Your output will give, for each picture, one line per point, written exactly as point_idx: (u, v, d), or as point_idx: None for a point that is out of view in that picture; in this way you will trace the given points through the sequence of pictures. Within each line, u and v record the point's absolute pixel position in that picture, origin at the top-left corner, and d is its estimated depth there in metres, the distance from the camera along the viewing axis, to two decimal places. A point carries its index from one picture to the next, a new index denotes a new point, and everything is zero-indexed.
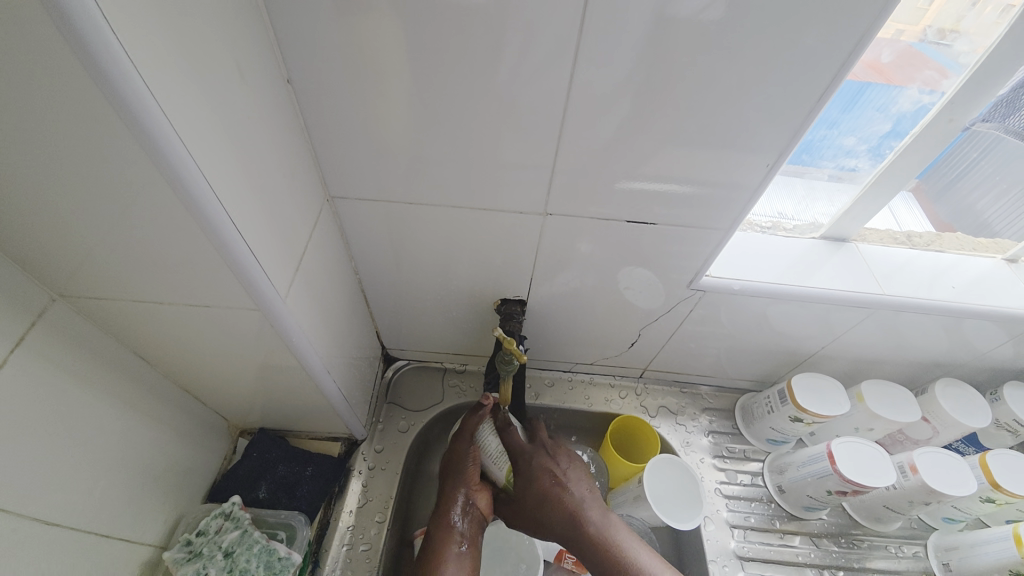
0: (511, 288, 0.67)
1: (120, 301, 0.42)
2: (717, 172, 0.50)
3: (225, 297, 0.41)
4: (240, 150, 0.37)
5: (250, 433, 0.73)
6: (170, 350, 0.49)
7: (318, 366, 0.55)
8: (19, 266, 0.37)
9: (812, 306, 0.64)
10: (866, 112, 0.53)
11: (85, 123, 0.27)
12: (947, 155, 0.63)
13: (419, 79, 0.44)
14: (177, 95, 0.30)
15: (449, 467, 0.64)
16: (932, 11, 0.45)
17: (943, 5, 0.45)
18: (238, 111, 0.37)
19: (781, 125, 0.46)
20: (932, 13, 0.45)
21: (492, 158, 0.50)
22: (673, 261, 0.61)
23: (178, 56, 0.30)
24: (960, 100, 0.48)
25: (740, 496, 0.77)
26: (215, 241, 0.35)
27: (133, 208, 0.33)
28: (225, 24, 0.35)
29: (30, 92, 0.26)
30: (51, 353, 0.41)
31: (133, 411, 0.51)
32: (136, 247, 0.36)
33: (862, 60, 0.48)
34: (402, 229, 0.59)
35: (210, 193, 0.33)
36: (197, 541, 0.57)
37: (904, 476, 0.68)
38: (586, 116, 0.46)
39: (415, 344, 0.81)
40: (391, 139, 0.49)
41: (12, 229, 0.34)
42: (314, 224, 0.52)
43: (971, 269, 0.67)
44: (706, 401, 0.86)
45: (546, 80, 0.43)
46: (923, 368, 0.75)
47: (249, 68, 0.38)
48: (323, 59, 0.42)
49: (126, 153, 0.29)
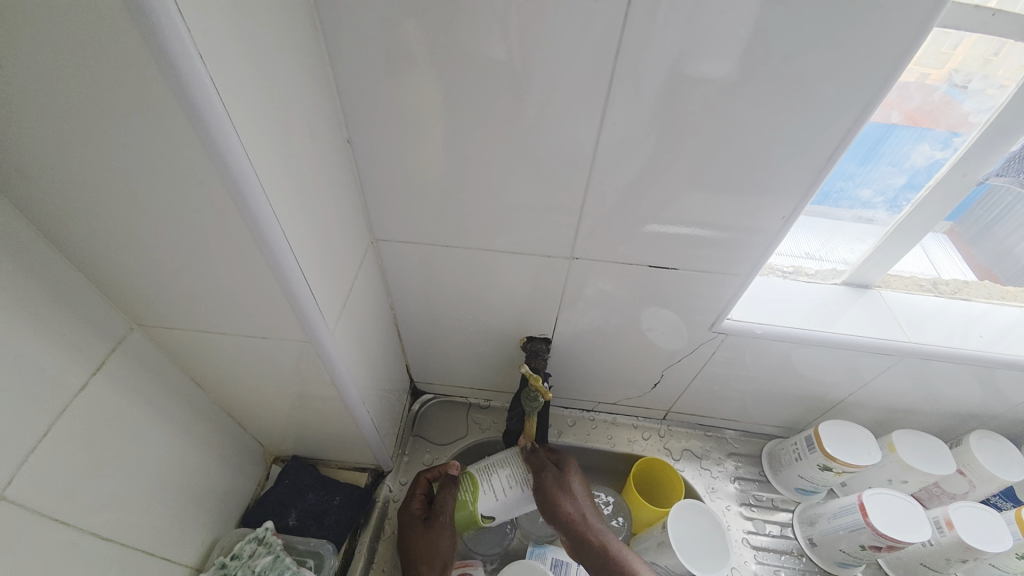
0: (536, 326, 0.70)
1: (187, 330, 0.46)
2: (737, 218, 0.53)
3: (279, 329, 0.45)
4: (305, 198, 0.42)
5: (282, 461, 0.75)
6: (222, 376, 0.53)
7: (353, 397, 0.58)
8: (110, 296, 0.42)
9: (838, 351, 0.64)
10: (879, 166, 0.56)
11: (191, 178, 0.33)
12: (979, 198, 0.64)
13: (460, 135, 0.49)
14: (261, 153, 0.35)
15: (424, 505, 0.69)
16: (958, 56, 0.46)
17: (969, 52, 0.45)
18: (306, 165, 0.42)
19: (797, 177, 0.49)
20: (958, 59, 0.46)
21: (522, 204, 0.54)
22: (694, 304, 0.63)
23: (267, 123, 0.36)
24: (973, 157, 0.50)
25: (769, 547, 0.74)
26: (278, 279, 0.40)
27: (214, 246, 0.37)
28: (301, 92, 0.41)
29: (148, 150, 0.31)
30: (123, 375, 0.45)
31: (184, 433, 0.54)
32: (211, 283, 0.41)
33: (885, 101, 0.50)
34: (436, 268, 0.63)
35: (282, 237, 0.38)
36: (231, 564, 0.58)
37: (940, 531, 0.64)
38: (610, 168, 0.50)
39: (441, 378, 0.83)
40: (430, 188, 0.54)
41: (112, 264, 0.39)
42: (359, 264, 0.56)
43: (1001, 318, 0.67)
44: (732, 446, 0.84)
45: (574, 136, 0.48)
46: (957, 418, 0.73)
47: (317, 128, 0.44)
48: (378, 120, 0.48)
49: (215, 199, 0.34)
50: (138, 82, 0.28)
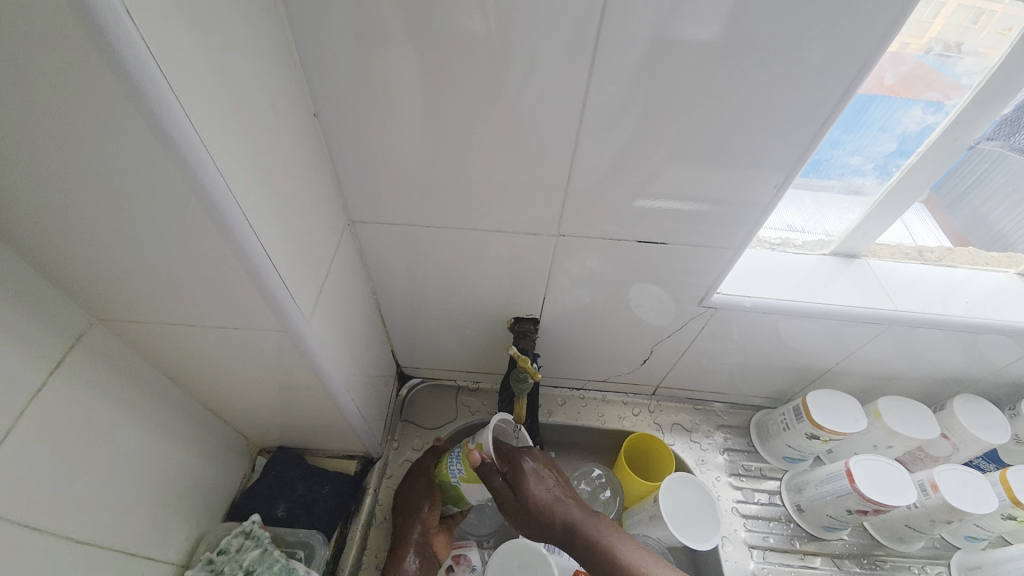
0: (524, 307, 0.68)
1: (153, 323, 0.43)
2: (726, 191, 0.52)
3: (253, 320, 0.43)
4: (272, 179, 0.39)
5: (268, 452, 0.74)
6: (197, 371, 0.51)
7: (337, 385, 0.56)
8: (63, 291, 0.39)
9: (825, 322, 0.64)
10: (870, 133, 0.54)
11: (137, 158, 0.29)
12: (957, 167, 0.62)
13: (436, 110, 0.46)
14: (217, 131, 0.32)
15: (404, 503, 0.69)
16: (937, 24, 0.45)
17: (948, 21, 0.45)
18: (270, 143, 0.39)
19: (789, 145, 0.47)
20: (937, 27, 0.45)
21: (506, 181, 0.52)
22: (684, 279, 0.62)
23: (220, 97, 0.33)
24: (965, 121, 0.49)
25: (758, 515, 0.76)
26: (247, 266, 0.37)
27: (173, 235, 0.35)
28: (259, 63, 0.37)
29: (88, 130, 0.28)
30: (86, 374, 0.42)
31: (159, 430, 0.52)
32: (174, 273, 0.38)
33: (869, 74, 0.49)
34: (417, 250, 0.60)
35: (245, 222, 0.35)
36: (218, 561, 0.58)
37: (925, 494, 0.66)
38: (596, 140, 0.48)
39: (428, 362, 0.82)
40: (407, 166, 0.51)
41: (61, 256, 0.36)
42: (336, 248, 0.54)
43: (983, 283, 0.67)
44: (720, 418, 0.85)
45: (558, 106, 0.45)
46: (940, 383, 0.74)
47: (280, 102, 0.40)
48: (348, 94, 0.45)
49: (167, 183, 0.31)
50: (63, 50, 0.25)
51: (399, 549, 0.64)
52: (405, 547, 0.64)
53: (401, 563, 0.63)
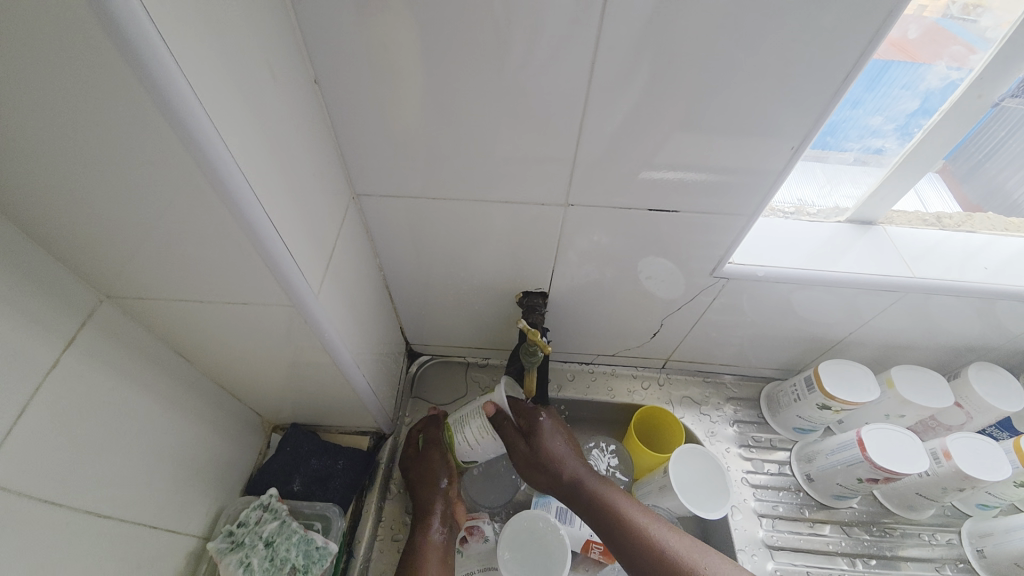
0: (532, 281, 0.67)
1: (163, 301, 0.43)
2: (740, 158, 0.50)
3: (261, 295, 0.43)
4: (274, 151, 0.38)
5: (282, 429, 0.75)
6: (208, 348, 0.51)
7: (347, 361, 0.57)
8: (70, 268, 0.39)
9: (839, 291, 0.63)
10: (891, 91, 0.52)
11: (133, 126, 0.28)
12: (972, 136, 0.60)
13: (439, 76, 0.44)
14: (215, 98, 0.31)
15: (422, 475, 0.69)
16: None
17: None
18: (271, 112, 0.38)
19: (807, 105, 0.45)
20: None
21: (512, 151, 0.50)
22: (695, 250, 0.61)
23: (217, 63, 0.31)
24: (989, 77, 0.47)
25: (768, 485, 0.76)
26: (253, 240, 0.37)
27: (177, 208, 0.34)
28: (256, 27, 0.36)
29: (81, 98, 0.27)
30: (98, 351, 0.43)
31: (174, 407, 0.53)
32: (179, 249, 0.37)
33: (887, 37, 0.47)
34: (424, 224, 0.60)
35: (249, 191, 0.35)
36: (238, 532, 0.59)
37: (937, 462, 0.66)
38: (604, 105, 0.46)
39: (437, 339, 0.82)
40: (411, 137, 0.50)
41: (64, 233, 0.35)
42: (341, 222, 0.53)
43: (1003, 249, 0.66)
44: (730, 390, 0.85)
45: (566, 70, 0.43)
46: (955, 352, 0.73)
47: (279, 69, 0.39)
48: (349, 62, 0.44)
49: (166, 153, 0.30)
50: (46, 11, 0.23)
51: (425, 516, 0.66)
52: (431, 514, 0.66)
53: (429, 531, 0.65)
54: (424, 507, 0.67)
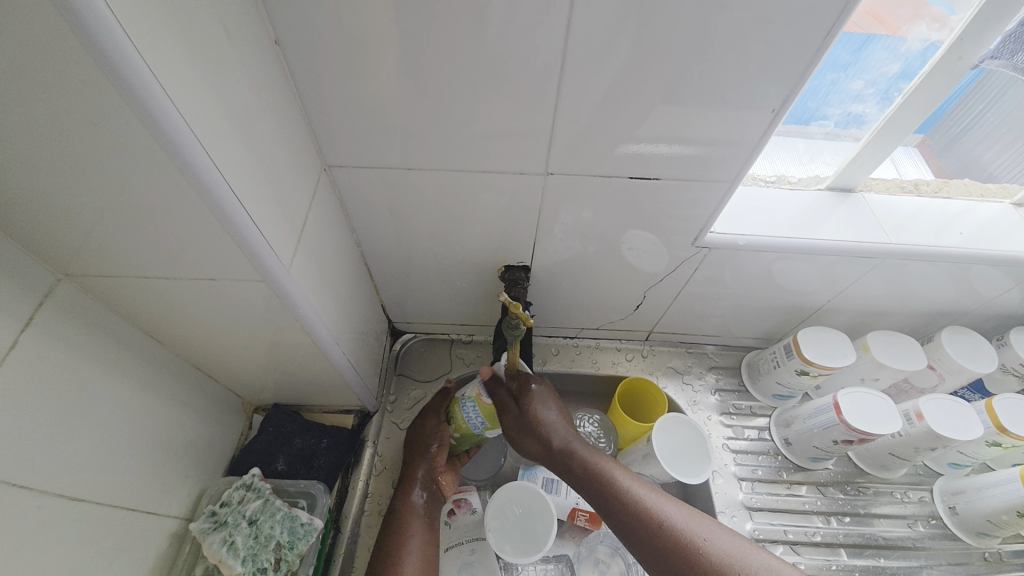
0: (514, 254, 0.66)
1: (125, 278, 0.41)
2: (724, 126, 0.49)
3: (229, 270, 0.41)
4: (231, 116, 0.36)
5: (264, 409, 0.74)
6: (178, 327, 0.50)
7: (326, 338, 0.56)
8: (20, 245, 0.37)
9: (819, 259, 0.63)
10: (874, 52, 0.51)
11: (73, 87, 0.26)
12: (952, 108, 0.62)
13: (410, 37, 0.42)
14: (162, 56, 0.29)
15: (410, 445, 0.71)
16: None
17: None
18: (227, 74, 0.35)
19: (791, 69, 0.44)
20: None
21: (490, 119, 0.49)
22: (678, 221, 0.60)
23: (161, 17, 0.29)
24: (970, 37, 0.46)
25: (747, 450, 0.78)
26: (216, 212, 0.35)
27: (128, 180, 0.32)
28: None
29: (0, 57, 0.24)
30: (59, 332, 0.41)
31: (147, 389, 0.51)
32: (136, 224, 0.35)
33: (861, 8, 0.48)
34: (401, 197, 0.58)
35: (206, 157, 0.33)
36: (221, 512, 0.59)
37: (910, 423, 0.69)
38: (583, 69, 0.44)
39: (420, 316, 0.81)
40: (383, 103, 0.47)
41: (7, 208, 0.33)
42: (312, 195, 0.51)
43: (981, 214, 0.66)
44: (712, 360, 0.86)
45: (542, 30, 0.41)
46: (930, 317, 0.75)
47: (235, 27, 0.36)
48: (311, 20, 0.41)
49: (111, 119, 0.28)
50: None
51: (409, 481, 0.67)
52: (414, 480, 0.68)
53: (410, 495, 0.66)
54: (408, 473, 0.68)
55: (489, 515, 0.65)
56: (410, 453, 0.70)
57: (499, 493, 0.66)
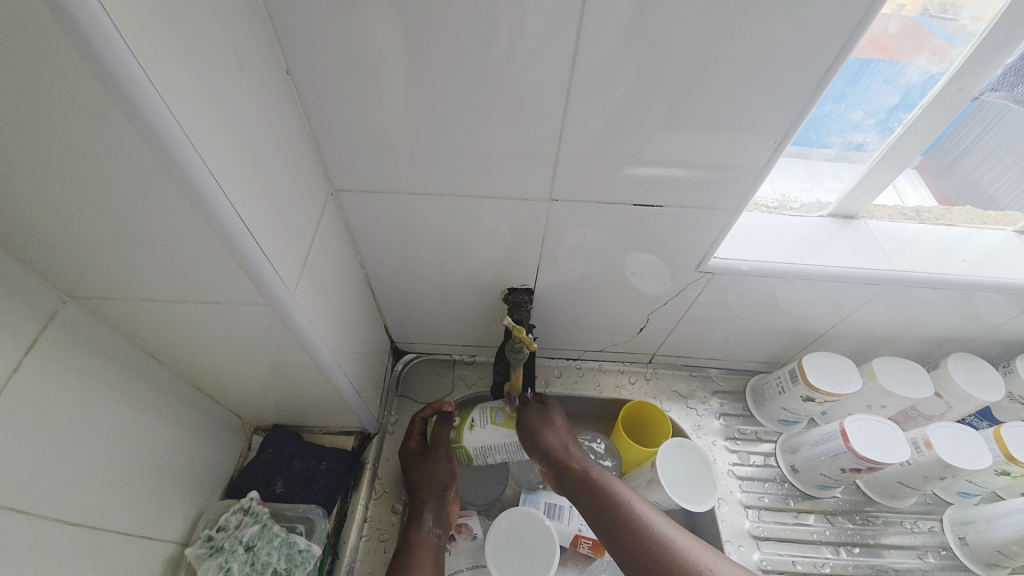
0: (517, 277, 0.67)
1: (130, 300, 0.42)
2: (724, 153, 0.50)
3: (235, 294, 0.41)
4: (242, 144, 0.37)
5: (264, 430, 0.73)
6: (181, 349, 0.50)
7: (328, 360, 0.55)
8: (27, 268, 0.37)
9: (822, 285, 0.63)
10: (873, 85, 0.52)
11: (89, 121, 0.27)
12: (949, 131, 0.61)
13: (417, 68, 0.43)
14: (177, 89, 0.29)
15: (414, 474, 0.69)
16: None
17: None
18: (239, 104, 0.36)
19: (790, 99, 0.44)
20: None
21: (494, 146, 0.49)
22: (681, 246, 0.60)
23: (177, 52, 0.30)
24: (969, 70, 0.48)
25: (753, 476, 0.77)
26: (224, 238, 0.35)
27: (140, 204, 0.32)
28: (221, 12, 0.34)
29: (23, 86, 0.25)
30: (64, 354, 0.41)
31: (148, 410, 0.51)
32: (145, 249, 0.36)
33: (866, 35, 0.47)
34: (406, 221, 0.59)
35: (217, 186, 0.33)
36: (217, 537, 0.58)
37: (918, 452, 0.67)
38: (587, 99, 0.45)
39: (423, 337, 0.81)
40: (391, 130, 0.48)
41: (19, 233, 0.33)
42: (319, 219, 0.52)
43: (983, 241, 0.67)
44: (716, 384, 0.86)
45: (546, 61, 0.42)
46: (935, 343, 0.75)
47: (248, 59, 0.37)
48: (322, 52, 0.42)
49: (125, 148, 0.29)
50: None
51: (417, 510, 0.66)
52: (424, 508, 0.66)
53: (422, 525, 0.64)
54: (418, 503, 0.66)
55: (489, 544, 0.63)
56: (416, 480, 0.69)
57: (500, 520, 0.64)
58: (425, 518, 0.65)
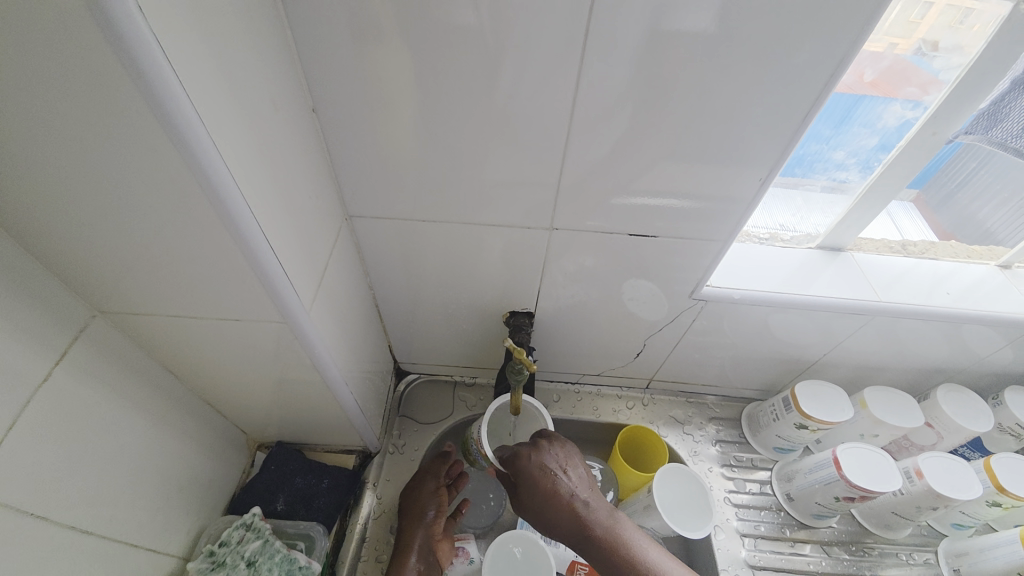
0: (519, 301, 0.69)
1: (157, 316, 0.44)
2: (714, 186, 0.53)
3: (253, 312, 0.44)
4: (271, 174, 0.40)
5: (267, 447, 0.75)
6: (198, 364, 0.52)
7: (336, 378, 0.57)
8: (67, 284, 0.40)
9: (813, 314, 0.65)
10: (853, 129, 0.56)
11: (143, 153, 0.30)
12: (946, 164, 0.66)
13: (430, 105, 0.47)
14: (221, 125, 0.33)
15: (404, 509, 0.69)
16: (925, 23, 0.46)
17: (935, 16, 0.46)
18: (271, 138, 0.40)
19: (773, 139, 0.48)
20: (925, 27, 0.46)
21: (500, 177, 0.53)
22: (674, 274, 0.63)
23: (224, 94, 0.33)
24: (943, 113, 0.51)
25: (749, 504, 0.77)
26: (249, 259, 0.38)
27: (179, 228, 0.35)
28: (260, 58, 0.38)
29: (94, 124, 0.29)
30: (91, 365, 0.43)
31: (160, 423, 0.53)
32: (177, 268, 0.39)
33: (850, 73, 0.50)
34: (414, 245, 0.62)
35: (249, 213, 0.36)
36: (219, 552, 0.59)
37: (911, 481, 0.68)
38: (587, 136, 0.49)
39: (426, 358, 0.83)
40: (404, 161, 0.52)
41: (67, 252, 0.37)
42: (334, 243, 0.55)
43: (967, 276, 0.69)
44: (712, 411, 0.87)
45: (550, 102, 0.46)
46: (925, 373, 0.76)
47: (280, 97, 0.41)
48: (346, 91, 0.46)
49: (172, 177, 0.32)
50: (86, 58, 0.26)
51: (403, 550, 0.65)
52: (409, 548, 0.65)
53: (405, 566, 0.64)
54: (403, 541, 0.66)
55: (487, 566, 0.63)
56: (406, 517, 0.68)
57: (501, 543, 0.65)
58: (409, 558, 0.65)
